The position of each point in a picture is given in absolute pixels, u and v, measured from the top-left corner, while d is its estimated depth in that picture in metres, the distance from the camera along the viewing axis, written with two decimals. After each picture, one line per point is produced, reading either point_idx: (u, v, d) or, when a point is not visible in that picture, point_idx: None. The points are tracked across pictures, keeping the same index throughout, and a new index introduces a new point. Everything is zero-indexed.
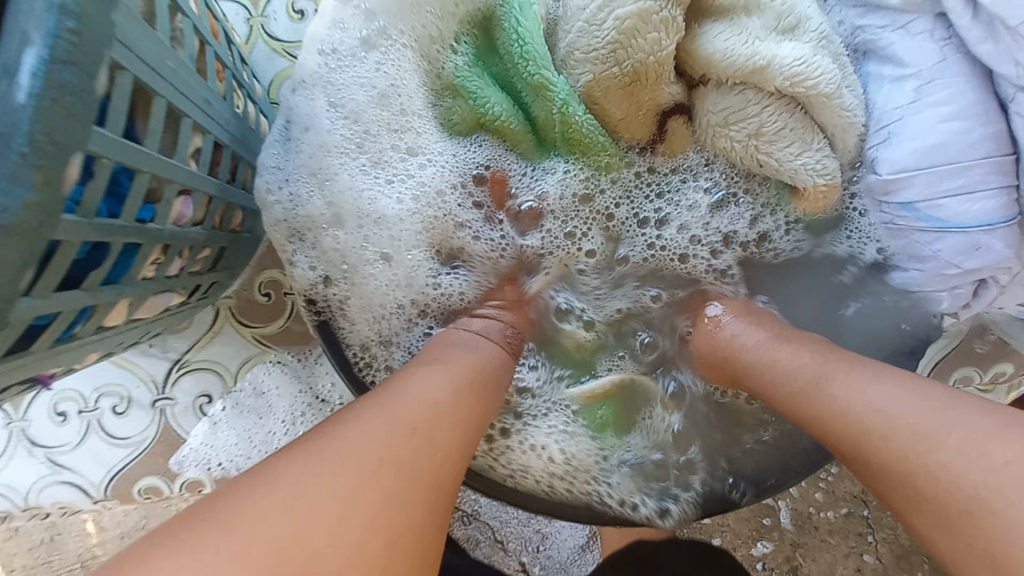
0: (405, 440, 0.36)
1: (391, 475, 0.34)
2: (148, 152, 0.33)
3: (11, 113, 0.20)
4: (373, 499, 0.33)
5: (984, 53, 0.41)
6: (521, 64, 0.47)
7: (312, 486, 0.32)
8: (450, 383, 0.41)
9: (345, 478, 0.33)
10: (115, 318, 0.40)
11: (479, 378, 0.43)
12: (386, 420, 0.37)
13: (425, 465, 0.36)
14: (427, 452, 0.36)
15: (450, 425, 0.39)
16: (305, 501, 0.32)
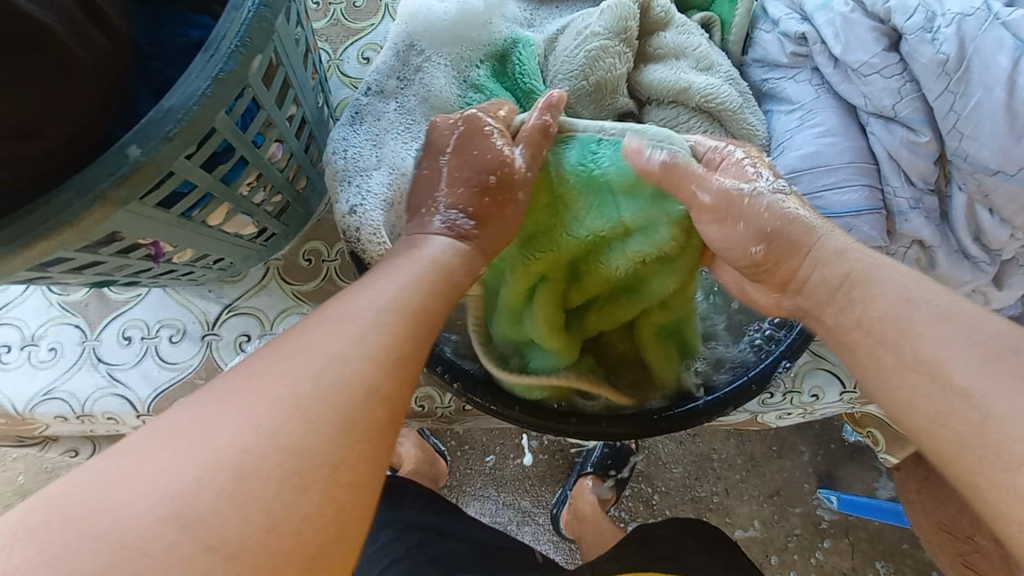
0: (367, 339, 0.41)
1: (356, 370, 0.39)
2: (270, 97, 0.51)
3: (235, 24, 0.37)
4: (344, 391, 0.38)
5: (843, 91, 0.59)
6: (522, 78, 0.66)
7: (278, 396, 0.37)
8: (398, 288, 0.45)
9: (316, 381, 0.38)
10: (214, 218, 0.55)
11: (422, 288, 0.46)
12: (345, 326, 0.41)
13: (390, 361, 0.41)
14: (390, 348, 0.41)
15: (406, 323, 0.44)
16: (278, 403, 0.37)
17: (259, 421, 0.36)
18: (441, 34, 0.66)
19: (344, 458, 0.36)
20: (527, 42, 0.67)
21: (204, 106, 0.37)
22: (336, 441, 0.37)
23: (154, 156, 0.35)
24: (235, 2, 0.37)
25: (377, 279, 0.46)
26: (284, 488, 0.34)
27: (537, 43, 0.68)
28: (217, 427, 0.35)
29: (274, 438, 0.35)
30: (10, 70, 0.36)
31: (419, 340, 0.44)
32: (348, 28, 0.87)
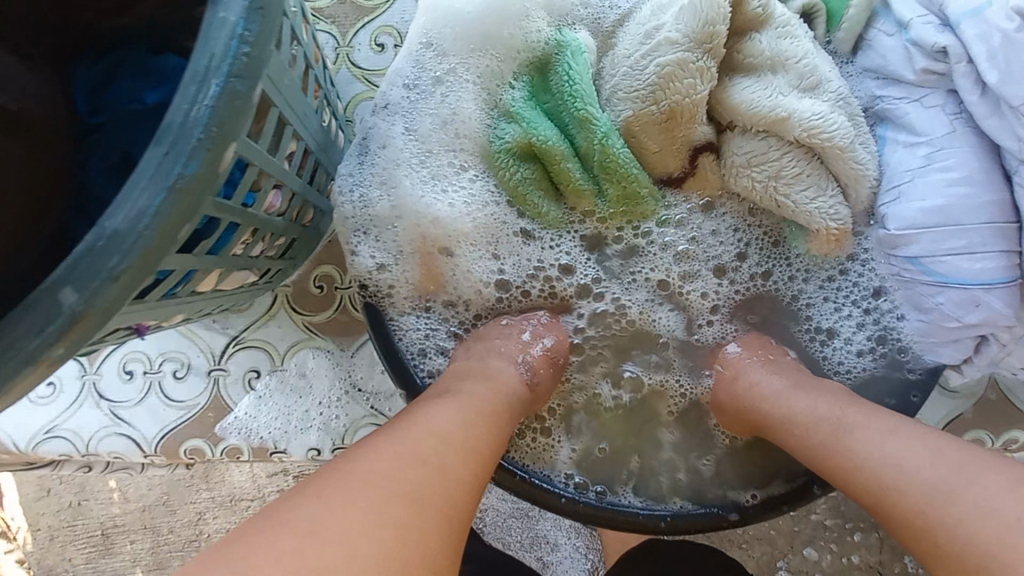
0: (455, 419, 0.42)
1: (446, 439, 0.40)
2: (260, 149, 0.40)
3: (198, 106, 0.27)
4: (437, 452, 0.39)
5: (989, 127, 0.46)
6: (571, 100, 0.52)
7: (385, 453, 0.38)
8: (475, 380, 0.47)
9: (414, 444, 0.39)
10: (205, 285, 0.47)
11: (500, 388, 0.48)
12: (433, 411, 0.43)
13: (477, 444, 0.42)
14: (476, 432, 0.42)
15: (492, 419, 0.45)
16: (379, 457, 0.37)
17: (361, 472, 0.36)
18: (470, 44, 0.54)
19: (437, 511, 0.36)
20: (577, 49, 0.53)
21: (162, 225, 0.27)
22: (427, 493, 0.36)
23: (100, 302, 0.26)
24: (194, 72, 0.27)
25: (462, 380, 0.47)
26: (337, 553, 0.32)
27: (591, 48, 0.54)
28: (324, 480, 0.36)
29: (373, 483, 0.35)
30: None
31: (501, 433, 0.45)
32: (359, 6, 0.73)
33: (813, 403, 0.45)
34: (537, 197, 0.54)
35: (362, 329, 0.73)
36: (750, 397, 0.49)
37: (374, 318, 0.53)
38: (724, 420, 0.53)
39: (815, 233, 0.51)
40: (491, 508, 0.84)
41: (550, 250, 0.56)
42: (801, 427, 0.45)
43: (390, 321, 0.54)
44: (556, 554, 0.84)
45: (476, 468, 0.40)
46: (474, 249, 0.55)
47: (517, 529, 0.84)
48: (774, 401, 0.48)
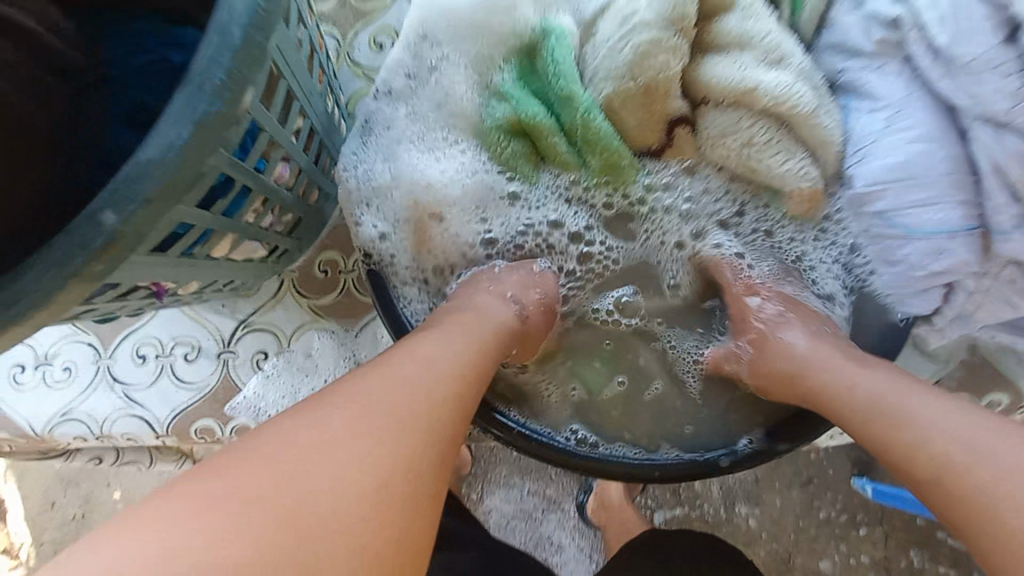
0: (446, 354, 0.45)
1: (438, 371, 0.44)
2: (270, 117, 0.44)
3: (221, 53, 0.31)
4: (429, 381, 0.42)
5: (943, 88, 0.49)
6: (556, 81, 0.56)
7: (382, 381, 0.41)
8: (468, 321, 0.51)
9: (408, 373, 0.42)
10: (218, 250, 0.50)
11: (488, 326, 0.51)
12: (428, 345, 0.46)
13: (465, 377, 0.45)
14: (466, 366, 0.46)
15: (482, 354, 0.48)
16: (374, 380, 0.41)
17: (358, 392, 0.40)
18: (462, 34, 0.58)
19: (425, 429, 0.39)
20: (562, 33, 0.57)
21: (188, 157, 0.31)
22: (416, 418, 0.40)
23: (134, 224, 0.30)
24: (217, 24, 0.31)
25: (454, 318, 0.51)
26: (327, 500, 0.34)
27: (574, 34, 0.57)
28: (327, 398, 0.40)
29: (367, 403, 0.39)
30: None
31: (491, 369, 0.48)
32: (358, 10, 0.78)
33: (865, 379, 0.46)
34: (529, 168, 0.59)
35: (366, 311, 0.76)
36: (773, 358, 0.52)
37: (375, 281, 0.57)
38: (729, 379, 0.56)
39: (787, 194, 0.55)
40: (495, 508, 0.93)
41: (540, 215, 0.60)
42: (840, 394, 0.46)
43: (391, 284, 0.58)
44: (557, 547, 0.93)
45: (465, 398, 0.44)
46: (468, 214, 0.59)
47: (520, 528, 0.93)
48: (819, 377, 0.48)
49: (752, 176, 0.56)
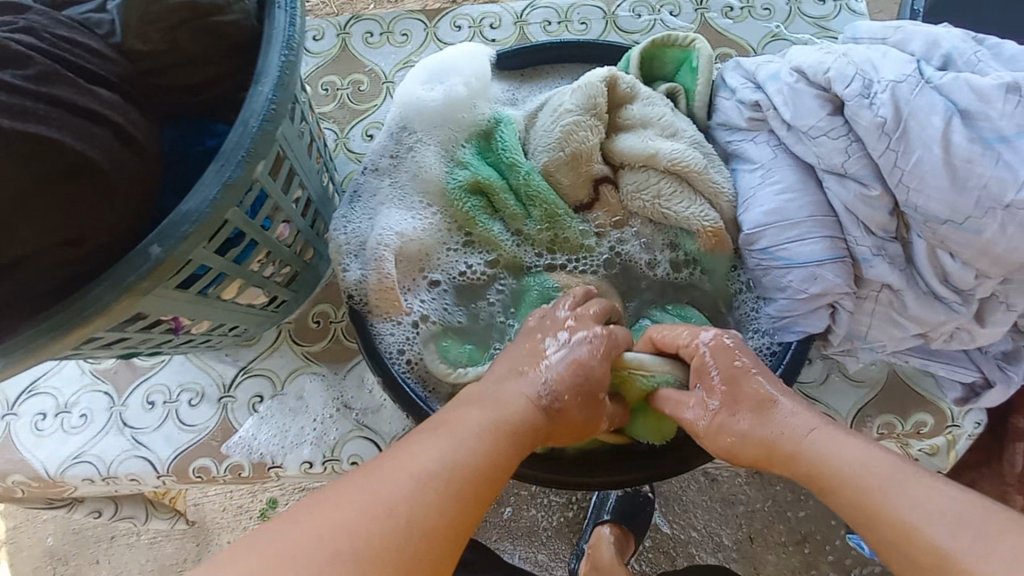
0: (462, 448, 0.52)
1: (458, 469, 0.50)
2: (275, 186, 0.58)
3: (244, 138, 0.44)
4: (448, 481, 0.49)
5: (798, 151, 0.63)
6: (504, 152, 0.72)
7: (406, 465, 0.49)
8: (522, 410, 0.58)
9: (431, 472, 0.49)
10: (228, 292, 0.62)
11: (520, 413, 0.58)
12: (445, 438, 0.52)
13: (483, 471, 0.52)
14: (481, 460, 0.52)
15: (501, 441, 0.55)
16: (399, 480, 0.48)
17: (384, 492, 0.47)
18: (433, 120, 0.74)
19: (438, 528, 0.47)
20: (508, 120, 0.74)
21: (214, 208, 0.43)
22: (438, 517, 0.47)
23: (172, 253, 0.42)
24: (242, 118, 0.45)
25: (474, 407, 0.57)
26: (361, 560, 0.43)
27: (518, 120, 0.75)
28: (351, 494, 0.47)
29: (395, 504, 0.46)
30: (59, 197, 0.41)
31: (510, 457, 0.55)
32: (354, 110, 0.96)
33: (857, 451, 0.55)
34: (485, 219, 0.72)
35: (351, 356, 0.86)
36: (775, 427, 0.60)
37: (356, 318, 0.70)
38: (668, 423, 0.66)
39: (698, 231, 0.67)
40: (506, 550, 1.22)
41: (486, 257, 0.74)
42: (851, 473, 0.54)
43: (369, 321, 0.70)
44: None
45: (480, 490, 0.51)
46: (433, 262, 0.73)
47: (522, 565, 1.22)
48: (804, 444, 0.58)
49: (668, 222, 0.69)
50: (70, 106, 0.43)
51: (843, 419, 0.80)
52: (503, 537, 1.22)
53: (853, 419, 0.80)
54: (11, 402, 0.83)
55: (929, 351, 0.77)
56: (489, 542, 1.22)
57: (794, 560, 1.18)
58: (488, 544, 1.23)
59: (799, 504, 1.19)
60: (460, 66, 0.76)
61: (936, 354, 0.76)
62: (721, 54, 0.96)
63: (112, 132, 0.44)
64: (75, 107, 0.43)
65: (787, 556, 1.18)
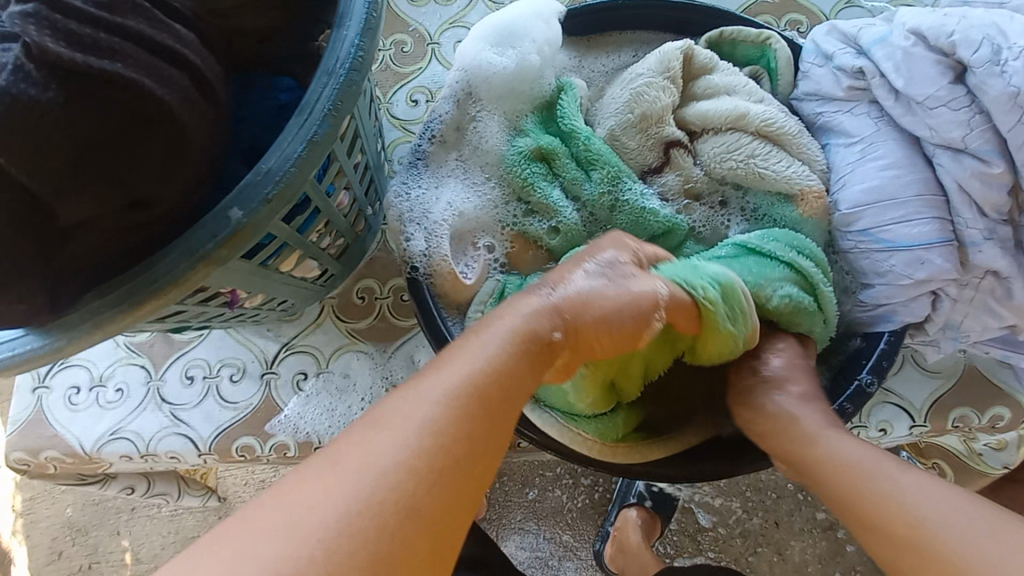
0: (439, 414, 0.41)
1: (447, 442, 0.40)
2: (341, 148, 0.53)
3: (327, 89, 0.39)
4: (435, 449, 0.39)
5: (907, 123, 0.60)
6: (565, 121, 0.68)
7: (399, 419, 0.40)
8: (510, 358, 0.46)
9: (399, 453, 0.39)
10: (285, 264, 0.57)
11: (511, 357, 0.46)
12: (416, 404, 0.41)
13: (469, 444, 0.41)
14: (463, 423, 0.41)
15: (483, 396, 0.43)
16: (364, 467, 0.38)
17: (343, 486, 0.37)
18: (495, 84, 0.69)
19: (451, 482, 0.39)
20: (571, 87, 0.71)
21: (298, 168, 0.39)
22: (412, 507, 0.37)
23: (253, 218, 0.38)
24: (326, 67, 0.39)
25: (448, 361, 0.45)
26: (364, 532, 0.35)
27: (581, 89, 0.72)
28: (293, 504, 0.36)
29: (360, 502, 0.36)
30: (136, 149, 0.37)
31: (506, 416, 0.44)
32: (397, 72, 0.90)
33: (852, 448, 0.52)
34: (543, 187, 0.68)
35: (397, 334, 0.82)
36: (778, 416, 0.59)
37: (417, 291, 0.65)
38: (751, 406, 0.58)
39: (793, 193, 0.63)
40: (531, 532, 1.20)
41: (545, 229, 0.69)
42: (876, 478, 0.49)
43: (429, 292, 0.66)
44: (575, 561, 1.20)
45: (470, 458, 0.40)
46: (487, 236, 0.70)
47: (547, 547, 1.20)
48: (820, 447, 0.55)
49: (762, 183, 0.64)
50: (143, 42, 0.38)
51: (916, 410, 0.76)
52: (529, 519, 1.20)
53: (926, 411, 0.76)
54: (43, 375, 0.79)
55: (1012, 342, 0.73)
56: (513, 524, 1.20)
57: (831, 549, 1.16)
58: (512, 524, 1.21)
59: None
60: (524, 21, 0.68)
61: (1021, 346, 0.72)
62: (789, 21, 0.90)
63: (189, 77, 0.40)
64: (147, 44, 0.38)
65: (820, 546, 1.16)
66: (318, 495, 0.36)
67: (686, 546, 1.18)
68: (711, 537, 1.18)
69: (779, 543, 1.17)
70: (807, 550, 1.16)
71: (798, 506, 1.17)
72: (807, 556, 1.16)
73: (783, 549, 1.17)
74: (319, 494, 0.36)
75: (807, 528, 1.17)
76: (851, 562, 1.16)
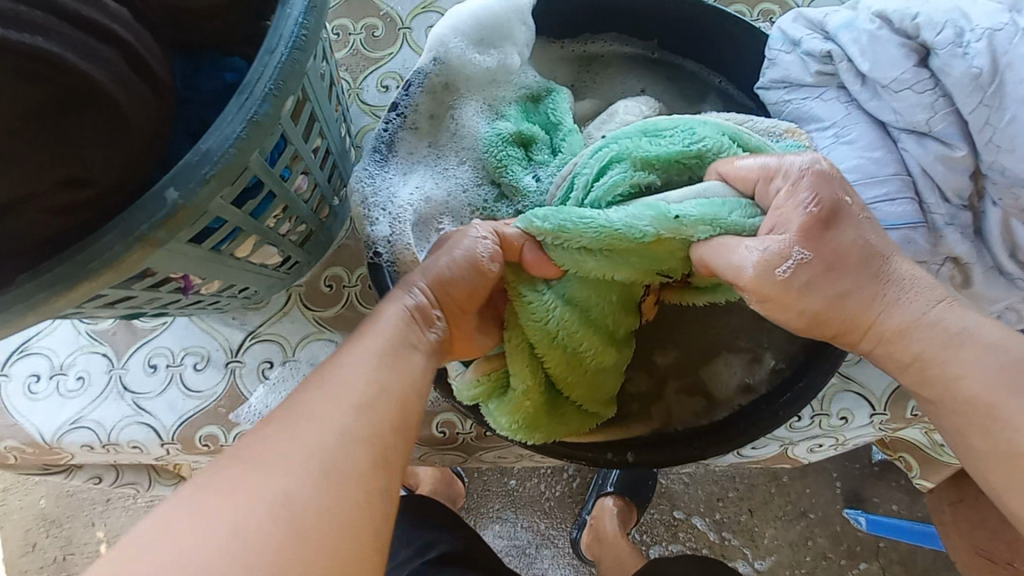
0: (345, 403, 0.46)
1: (349, 415, 0.46)
2: (297, 132, 0.52)
3: (270, 67, 0.38)
4: (340, 423, 0.45)
5: (873, 107, 0.60)
6: (551, 115, 0.72)
7: (303, 415, 0.45)
8: (403, 336, 0.53)
9: (312, 448, 0.43)
10: (242, 250, 0.56)
11: (401, 342, 0.53)
12: (339, 390, 0.47)
13: (373, 420, 0.46)
14: (361, 392, 0.47)
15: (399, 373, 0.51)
16: (287, 449, 0.43)
17: (251, 501, 0.40)
18: (474, 74, 0.69)
19: (364, 439, 0.45)
20: (558, 90, 0.73)
21: (239, 149, 0.38)
22: (329, 484, 0.42)
23: (192, 200, 0.37)
24: (269, 44, 0.38)
25: (348, 351, 0.51)
26: (306, 500, 0.41)
27: (568, 92, 0.75)
28: (219, 503, 0.39)
29: (291, 490, 0.41)
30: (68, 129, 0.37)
31: (399, 381, 0.50)
32: (367, 57, 0.89)
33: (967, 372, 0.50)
34: (515, 170, 0.68)
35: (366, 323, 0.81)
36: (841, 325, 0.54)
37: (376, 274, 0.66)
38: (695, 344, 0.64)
39: (784, 134, 0.63)
40: (506, 519, 1.21)
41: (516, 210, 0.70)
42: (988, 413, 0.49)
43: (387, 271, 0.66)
44: (551, 549, 1.20)
45: (383, 422, 0.47)
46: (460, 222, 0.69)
47: (522, 534, 1.21)
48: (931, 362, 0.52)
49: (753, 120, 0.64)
50: (66, 14, 0.37)
51: (878, 399, 0.77)
52: (505, 506, 1.21)
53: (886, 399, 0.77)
54: (2, 363, 0.77)
55: None
56: (489, 511, 1.21)
57: (803, 536, 1.18)
58: (489, 513, 1.21)
59: (801, 479, 1.19)
60: (504, 15, 0.68)
61: None
62: (762, 10, 0.90)
63: (118, 51, 0.39)
64: (71, 17, 0.37)
65: (791, 531, 1.18)
66: (240, 491, 0.40)
67: (658, 531, 1.19)
68: (684, 524, 1.19)
69: (750, 530, 1.19)
70: (779, 536, 1.18)
71: (770, 494, 1.19)
72: (779, 542, 1.18)
73: (756, 534, 1.18)
74: (243, 490, 0.40)
75: (778, 515, 1.19)
76: (822, 546, 1.18)
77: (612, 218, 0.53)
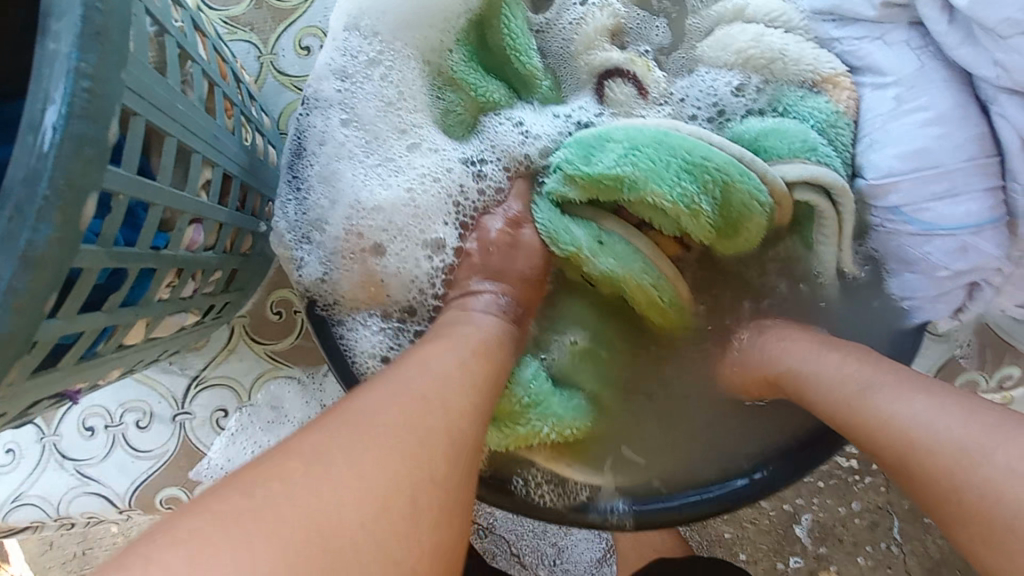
0: (434, 389, 0.40)
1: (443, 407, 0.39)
2: (162, 186, 0.36)
3: (35, 161, 0.24)
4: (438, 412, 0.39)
5: (962, 55, 0.47)
6: (513, 57, 0.55)
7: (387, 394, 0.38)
8: (494, 334, 0.47)
9: (401, 441, 0.35)
10: (133, 336, 0.43)
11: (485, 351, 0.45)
12: (429, 380, 0.40)
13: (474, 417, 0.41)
14: (456, 384, 0.41)
15: (479, 402, 0.42)
16: (359, 454, 0.34)
17: (325, 489, 0.32)
18: (402, 14, 0.53)
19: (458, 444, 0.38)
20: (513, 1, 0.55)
21: (19, 304, 0.25)
22: (412, 488, 0.34)
23: None
24: (27, 120, 0.24)
25: (435, 348, 0.44)
26: (381, 504, 0.33)
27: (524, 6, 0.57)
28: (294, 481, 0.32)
29: (372, 487, 0.33)
30: None
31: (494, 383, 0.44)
32: (277, 9, 0.68)
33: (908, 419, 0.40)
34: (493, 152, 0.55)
35: None
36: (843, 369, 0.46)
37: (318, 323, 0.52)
38: (731, 369, 0.53)
39: (818, 85, 0.52)
40: None
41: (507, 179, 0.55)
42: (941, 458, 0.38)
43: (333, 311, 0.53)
44: None
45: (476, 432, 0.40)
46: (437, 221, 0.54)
47: None
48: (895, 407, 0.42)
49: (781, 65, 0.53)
50: None
51: None
52: None
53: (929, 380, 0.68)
54: None
55: None
56: None
57: None
58: None
59: None
60: None
61: None
62: None
63: None
64: None
65: None
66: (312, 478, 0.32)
67: None
68: None
69: None
70: None
71: None
72: None
73: None
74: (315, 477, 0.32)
75: None
76: None
77: (535, 221, 0.52)
